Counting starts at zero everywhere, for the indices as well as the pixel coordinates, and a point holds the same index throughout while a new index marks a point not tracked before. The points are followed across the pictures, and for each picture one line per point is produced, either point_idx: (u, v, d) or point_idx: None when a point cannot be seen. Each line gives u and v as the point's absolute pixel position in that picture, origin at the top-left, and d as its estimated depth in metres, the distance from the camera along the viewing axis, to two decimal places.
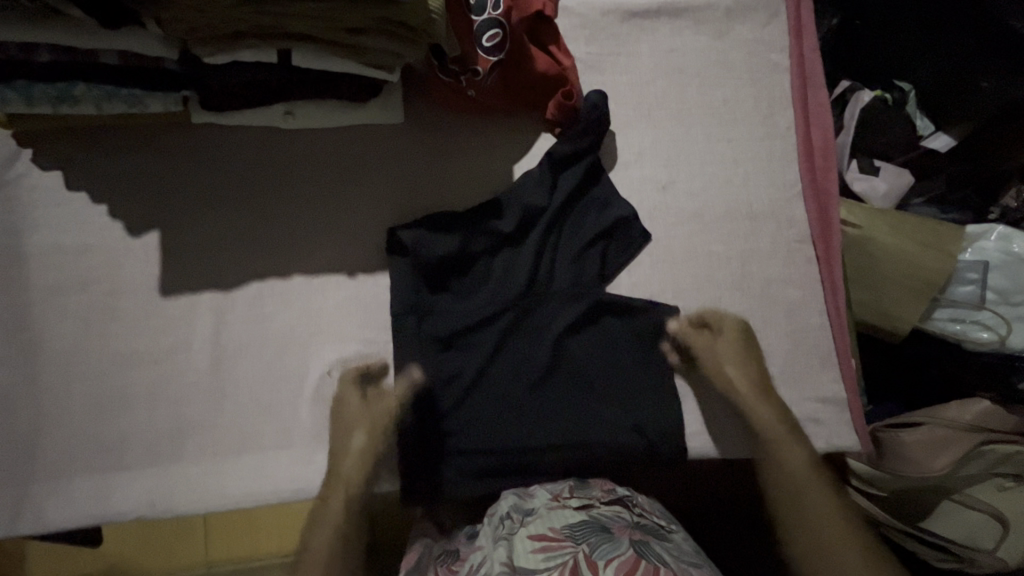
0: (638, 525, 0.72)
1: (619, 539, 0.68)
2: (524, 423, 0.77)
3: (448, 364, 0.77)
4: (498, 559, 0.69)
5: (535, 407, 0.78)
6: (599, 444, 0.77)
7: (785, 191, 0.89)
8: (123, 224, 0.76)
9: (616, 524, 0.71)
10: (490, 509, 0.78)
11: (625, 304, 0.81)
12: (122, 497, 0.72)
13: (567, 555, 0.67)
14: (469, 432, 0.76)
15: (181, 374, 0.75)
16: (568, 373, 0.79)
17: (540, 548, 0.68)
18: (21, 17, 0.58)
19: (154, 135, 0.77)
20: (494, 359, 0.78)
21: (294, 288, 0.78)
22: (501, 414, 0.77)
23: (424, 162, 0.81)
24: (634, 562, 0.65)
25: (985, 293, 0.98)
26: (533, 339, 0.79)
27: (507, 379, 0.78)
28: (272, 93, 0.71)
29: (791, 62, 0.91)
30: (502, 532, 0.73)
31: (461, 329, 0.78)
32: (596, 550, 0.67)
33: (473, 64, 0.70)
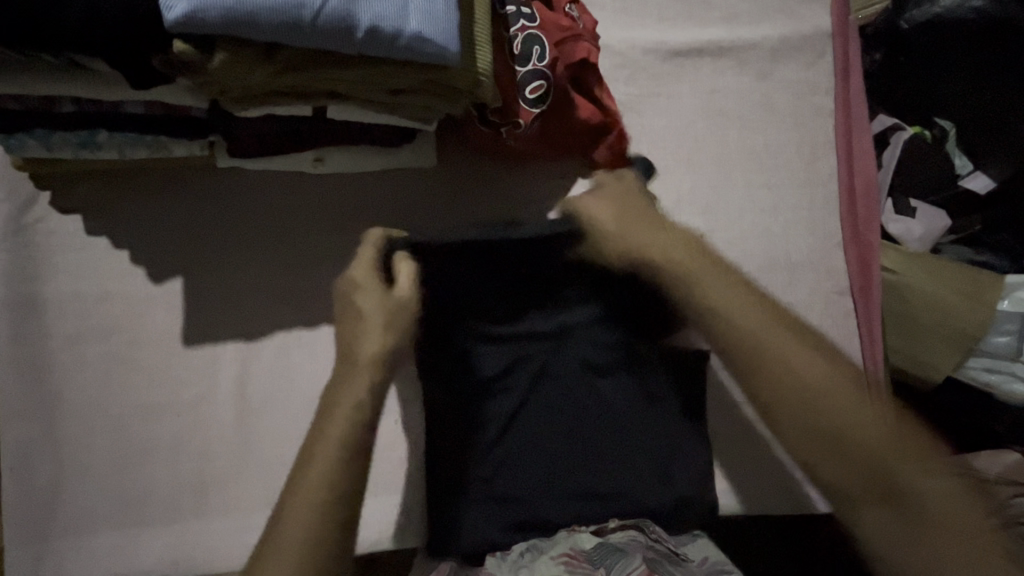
0: (653, 548, 0.69)
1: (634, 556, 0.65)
2: (552, 473, 0.75)
3: (475, 420, 0.75)
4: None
5: (563, 464, 0.75)
6: (630, 503, 0.75)
7: (825, 241, 0.86)
8: (145, 270, 0.73)
9: (631, 545, 0.68)
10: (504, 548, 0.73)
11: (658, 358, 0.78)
12: (146, 553, 0.70)
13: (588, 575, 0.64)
14: (498, 490, 0.75)
15: (206, 425, 0.73)
16: (598, 429, 0.76)
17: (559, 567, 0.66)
18: (41, 70, 0.54)
19: (177, 177, 0.74)
20: (524, 408, 0.76)
21: (321, 338, 0.75)
22: (530, 471, 0.75)
23: (457, 208, 0.78)
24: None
25: (1021, 344, 0.95)
26: (564, 387, 0.76)
27: (537, 430, 0.76)
28: (305, 141, 0.68)
29: (837, 105, 0.88)
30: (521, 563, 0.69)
31: (491, 376, 0.75)
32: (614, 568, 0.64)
33: (515, 117, 0.67)
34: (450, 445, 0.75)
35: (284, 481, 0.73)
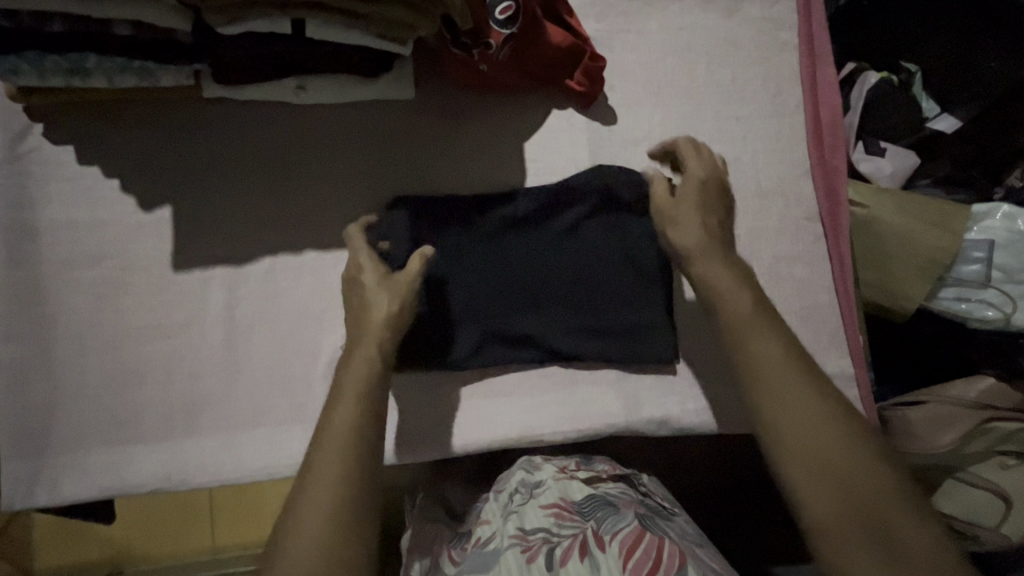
0: (642, 502, 0.80)
1: (624, 513, 0.75)
2: (525, 352, 0.79)
3: (449, 310, 0.78)
4: (509, 531, 0.74)
5: (537, 320, 0.79)
6: (603, 344, 0.80)
7: (794, 168, 0.90)
8: (135, 199, 0.76)
9: (622, 500, 0.78)
10: (498, 487, 0.85)
11: (590, 200, 0.81)
12: (137, 470, 0.73)
13: (577, 529, 0.73)
14: (487, 361, 0.78)
15: (194, 349, 0.76)
16: (559, 280, 0.80)
17: (551, 515, 0.75)
18: None
19: (165, 110, 0.77)
20: (494, 303, 0.79)
21: (307, 264, 0.78)
22: (510, 335, 0.79)
23: (434, 142, 0.82)
24: (639, 535, 0.71)
25: (992, 270, 0.98)
26: (533, 284, 0.80)
27: (509, 321, 0.79)
28: (289, 69, 0.72)
29: (800, 40, 0.92)
30: (512, 506, 0.80)
31: (458, 278, 0.78)
32: (604, 524, 0.73)
33: (485, 38, 0.71)
34: (433, 327, 0.77)
35: (275, 399, 0.76)
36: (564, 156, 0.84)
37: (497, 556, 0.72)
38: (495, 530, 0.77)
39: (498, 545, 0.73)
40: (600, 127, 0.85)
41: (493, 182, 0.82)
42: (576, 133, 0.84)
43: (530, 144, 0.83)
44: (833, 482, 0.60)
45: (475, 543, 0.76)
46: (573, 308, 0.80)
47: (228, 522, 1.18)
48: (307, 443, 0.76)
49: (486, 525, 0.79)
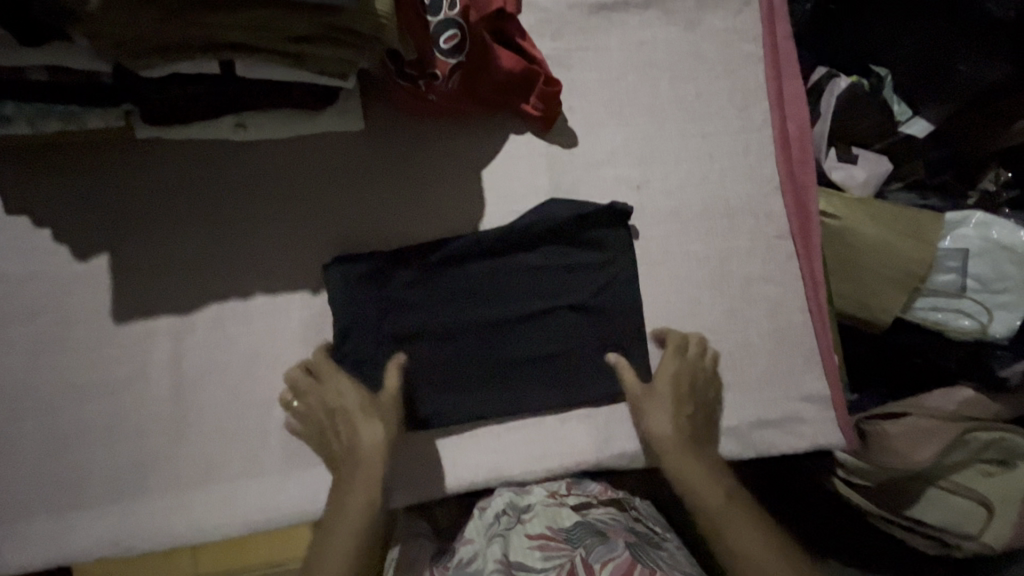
0: (633, 529, 0.75)
1: (614, 542, 0.70)
2: (491, 405, 0.76)
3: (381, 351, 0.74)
4: (493, 555, 0.73)
5: (475, 359, 0.77)
6: (553, 379, 0.78)
7: (762, 185, 0.87)
8: (69, 248, 0.72)
9: (611, 527, 0.74)
10: (482, 504, 0.82)
11: (538, 232, 0.78)
12: (83, 535, 0.70)
13: (564, 558, 0.70)
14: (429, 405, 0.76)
15: (140, 404, 0.72)
16: (509, 319, 0.77)
17: (537, 547, 0.72)
18: None
19: (98, 152, 0.73)
20: (448, 359, 0.76)
21: (257, 309, 0.75)
22: (448, 373, 0.76)
23: (385, 175, 0.78)
24: (629, 564, 0.67)
25: (966, 280, 0.96)
26: (488, 335, 0.77)
27: (464, 376, 0.76)
28: (224, 107, 0.68)
29: (765, 51, 0.89)
30: (497, 529, 0.77)
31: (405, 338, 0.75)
32: (593, 554, 0.69)
33: (431, 68, 0.67)
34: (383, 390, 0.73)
35: (229, 452, 0.73)
36: (521, 184, 0.81)
37: None
38: (475, 551, 0.75)
39: (481, 566, 0.72)
40: (561, 152, 0.82)
41: (448, 213, 0.79)
42: (535, 158, 0.81)
43: (488, 172, 0.80)
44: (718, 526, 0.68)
45: (457, 562, 0.76)
46: (533, 353, 0.78)
47: None
48: (266, 495, 0.73)
49: (469, 544, 0.77)
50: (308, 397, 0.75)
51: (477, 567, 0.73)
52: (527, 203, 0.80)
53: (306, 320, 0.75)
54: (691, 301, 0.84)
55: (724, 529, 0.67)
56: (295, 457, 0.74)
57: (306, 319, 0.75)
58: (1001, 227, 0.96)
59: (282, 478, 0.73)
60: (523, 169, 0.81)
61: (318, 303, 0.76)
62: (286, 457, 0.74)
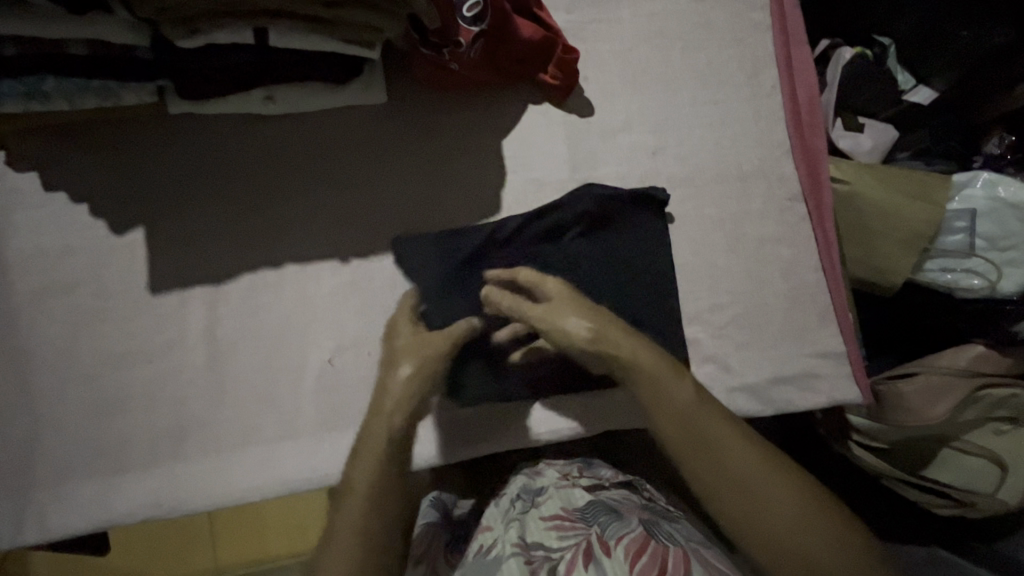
0: (646, 507, 0.79)
1: (628, 518, 0.73)
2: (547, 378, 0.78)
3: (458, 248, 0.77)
4: (511, 539, 0.74)
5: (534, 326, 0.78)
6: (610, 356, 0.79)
7: (774, 150, 0.89)
8: (106, 223, 0.74)
9: (623, 505, 0.78)
10: (499, 495, 0.87)
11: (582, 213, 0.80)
12: (127, 499, 0.72)
13: (580, 536, 0.72)
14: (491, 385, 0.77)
15: (179, 372, 0.74)
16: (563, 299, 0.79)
17: (553, 527, 0.74)
18: None
19: (132, 129, 0.75)
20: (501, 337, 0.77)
21: (288, 278, 0.77)
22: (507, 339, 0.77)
23: (410, 147, 0.80)
24: (644, 540, 0.69)
25: (974, 240, 0.98)
26: None
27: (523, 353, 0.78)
28: (257, 80, 0.70)
29: (773, 20, 0.91)
30: (513, 513, 0.80)
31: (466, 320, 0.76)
32: (607, 530, 0.71)
33: (455, 37, 0.70)
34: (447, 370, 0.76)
35: (265, 417, 0.75)
36: (540, 153, 0.83)
37: (499, 562, 0.71)
38: (496, 537, 0.77)
39: (501, 552, 0.73)
40: (578, 121, 0.84)
41: (472, 183, 0.81)
42: (553, 127, 0.83)
43: (508, 142, 0.82)
44: (743, 497, 0.65)
45: (480, 548, 0.76)
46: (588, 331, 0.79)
47: (230, 542, 1.17)
48: (303, 460, 0.75)
49: (489, 530, 0.79)
50: (339, 362, 0.77)
51: (497, 550, 0.74)
52: (547, 171, 0.83)
53: (338, 288, 0.78)
54: (707, 264, 0.86)
55: (722, 483, 0.66)
56: (329, 420, 0.76)
57: (338, 287, 0.78)
58: (1009, 185, 0.97)
59: (318, 440, 0.75)
60: (543, 139, 0.83)
61: (347, 271, 0.78)
62: (321, 420, 0.76)
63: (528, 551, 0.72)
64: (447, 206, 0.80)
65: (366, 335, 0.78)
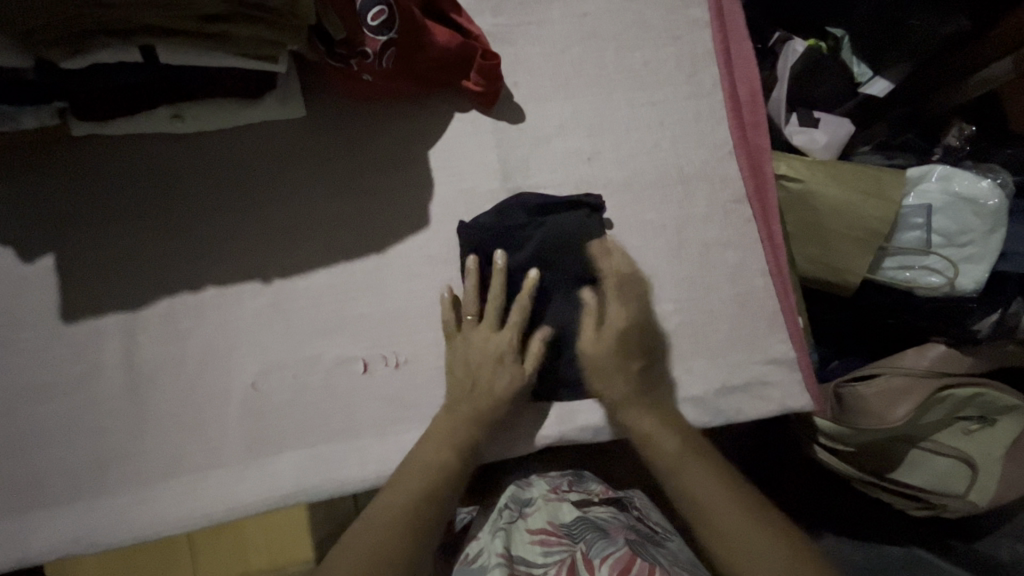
0: (633, 528, 0.75)
1: (614, 537, 0.71)
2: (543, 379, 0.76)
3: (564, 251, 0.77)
4: (495, 550, 0.72)
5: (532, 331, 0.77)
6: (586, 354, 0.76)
7: (716, 151, 0.86)
8: (15, 250, 0.72)
9: (611, 524, 0.75)
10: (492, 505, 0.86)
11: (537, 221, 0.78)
12: (44, 536, 0.70)
13: (565, 554, 0.71)
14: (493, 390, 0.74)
15: (96, 401, 0.72)
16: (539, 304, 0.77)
17: (538, 542, 0.74)
18: None
19: (41, 153, 0.73)
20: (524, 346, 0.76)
21: (207, 301, 0.74)
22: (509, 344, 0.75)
23: (333, 160, 0.78)
24: (628, 558, 0.67)
25: (931, 236, 0.95)
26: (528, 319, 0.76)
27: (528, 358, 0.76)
28: (158, 97, 0.67)
29: (712, 14, 0.88)
30: (498, 523, 0.78)
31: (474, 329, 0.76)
32: (593, 548, 0.69)
33: (361, 46, 0.67)
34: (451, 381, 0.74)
35: (187, 445, 0.73)
36: (469, 162, 0.80)
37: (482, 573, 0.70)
38: (480, 546, 0.75)
39: (485, 562, 0.71)
40: (507, 127, 0.82)
41: (399, 196, 0.78)
42: (481, 135, 0.81)
43: (434, 151, 0.79)
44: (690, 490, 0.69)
45: (465, 560, 0.75)
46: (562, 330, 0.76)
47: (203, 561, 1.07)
48: (227, 488, 0.72)
49: (475, 542, 0.77)
50: (263, 387, 0.74)
51: (480, 561, 0.72)
52: (477, 181, 0.80)
53: (260, 310, 0.75)
54: (648, 271, 0.83)
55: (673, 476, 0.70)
56: (254, 447, 0.74)
57: (260, 309, 0.75)
58: (965, 179, 0.94)
59: (243, 467, 0.73)
60: (472, 147, 0.80)
61: (269, 292, 0.75)
62: (246, 447, 0.73)
63: (512, 564, 0.70)
64: (374, 221, 0.78)
65: (291, 357, 0.75)
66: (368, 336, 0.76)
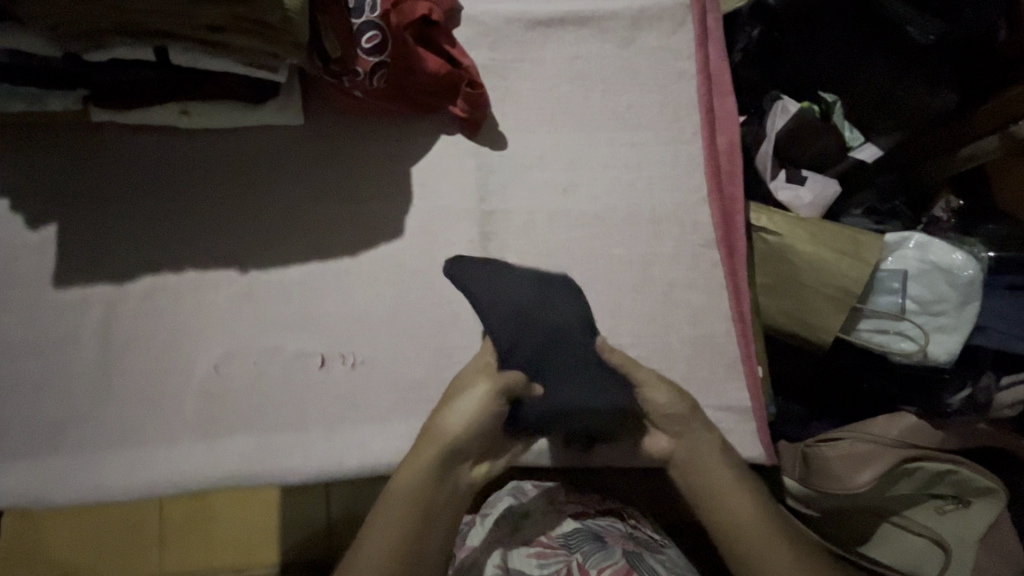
0: (630, 535, 0.78)
1: (612, 548, 0.75)
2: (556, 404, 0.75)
3: (573, 290, 0.80)
4: (492, 559, 0.75)
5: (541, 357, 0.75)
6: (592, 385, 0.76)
7: (689, 195, 0.89)
8: (23, 217, 0.79)
9: (608, 533, 0.77)
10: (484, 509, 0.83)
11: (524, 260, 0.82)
12: (2, 486, 0.74)
13: (562, 563, 0.74)
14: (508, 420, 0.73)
15: (70, 364, 0.77)
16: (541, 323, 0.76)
17: (534, 555, 0.76)
18: None
19: (58, 134, 0.81)
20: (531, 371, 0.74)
21: (186, 284, 0.80)
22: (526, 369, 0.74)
23: (322, 168, 0.83)
24: (626, 572, 0.71)
25: (906, 302, 0.95)
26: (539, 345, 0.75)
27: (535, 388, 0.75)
28: (169, 91, 0.75)
29: (698, 68, 0.92)
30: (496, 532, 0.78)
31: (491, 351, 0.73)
32: (590, 559, 0.73)
33: (354, 65, 0.73)
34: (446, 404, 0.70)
35: (147, 418, 0.76)
36: (450, 182, 0.85)
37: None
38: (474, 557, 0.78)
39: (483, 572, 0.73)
40: (489, 152, 0.86)
41: (379, 207, 0.83)
42: (464, 158, 0.85)
43: (417, 168, 0.85)
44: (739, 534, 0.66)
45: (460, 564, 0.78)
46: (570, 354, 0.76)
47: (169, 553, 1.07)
48: (176, 464, 0.75)
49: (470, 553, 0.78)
50: (224, 370, 0.78)
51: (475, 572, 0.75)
52: (454, 200, 0.84)
53: (233, 298, 0.80)
54: (610, 304, 0.85)
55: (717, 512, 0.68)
56: (208, 428, 0.77)
57: (233, 297, 0.80)
58: (940, 247, 0.94)
59: (194, 444, 0.76)
60: (454, 168, 0.85)
61: (244, 281, 0.80)
62: (200, 426, 0.77)
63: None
64: (353, 226, 0.82)
65: (255, 345, 0.79)
66: (330, 335, 0.80)
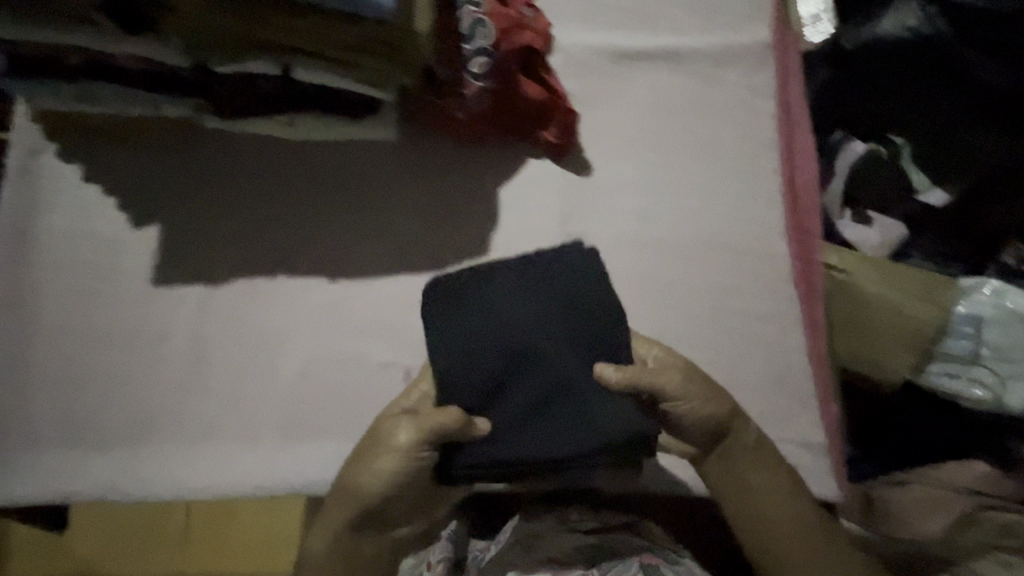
0: (647, 548, 0.74)
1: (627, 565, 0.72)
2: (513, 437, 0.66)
3: (572, 304, 0.68)
4: None
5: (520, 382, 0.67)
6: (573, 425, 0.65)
7: (768, 230, 0.90)
8: (127, 216, 0.82)
9: (624, 548, 0.74)
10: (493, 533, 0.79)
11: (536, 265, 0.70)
12: (87, 476, 0.75)
13: None
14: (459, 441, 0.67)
15: (160, 361, 0.78)
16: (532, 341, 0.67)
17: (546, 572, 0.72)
18: (37, 13, 0.64)
19: (166, 138, 0.84)
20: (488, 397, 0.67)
21: (277, 289, 0.81)
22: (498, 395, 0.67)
23: (413, 185, 0.86)
24: None
25: (980, 348, 0.94)
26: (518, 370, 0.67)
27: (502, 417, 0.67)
28: (280, 104, 0.77)
29: (778, 107, 0.94)
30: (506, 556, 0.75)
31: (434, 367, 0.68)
32: None
33: (461, 88, 0.76)
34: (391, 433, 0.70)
35: (229, 418, 0.78)
36: (535, 204, 0.87)
37: None
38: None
39: None
40: (573, 178, 0.88)
41: (466, 225, 0.85)
42: (549, 182, 0.88)
43: (505, 190, 0.87)
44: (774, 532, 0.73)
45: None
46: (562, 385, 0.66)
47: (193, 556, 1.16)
48: (256, 466, 0.76)
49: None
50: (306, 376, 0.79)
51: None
52: (538, 222, 0.86)
53: (322, 306, 0.81)
54: (687, 333, 0.86)
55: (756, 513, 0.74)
56: (289, 433, 0.78)
57: (322, 306, 0.81)
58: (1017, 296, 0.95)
59: (275, 448, 0.77)
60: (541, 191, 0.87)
61: (333, 290, 0.82)
62: (282, 430, 0.78)
63: None
64: (441, 242, 0.84)
65: (339, 353, 0.80)
66: (414, 348, 0.81)
